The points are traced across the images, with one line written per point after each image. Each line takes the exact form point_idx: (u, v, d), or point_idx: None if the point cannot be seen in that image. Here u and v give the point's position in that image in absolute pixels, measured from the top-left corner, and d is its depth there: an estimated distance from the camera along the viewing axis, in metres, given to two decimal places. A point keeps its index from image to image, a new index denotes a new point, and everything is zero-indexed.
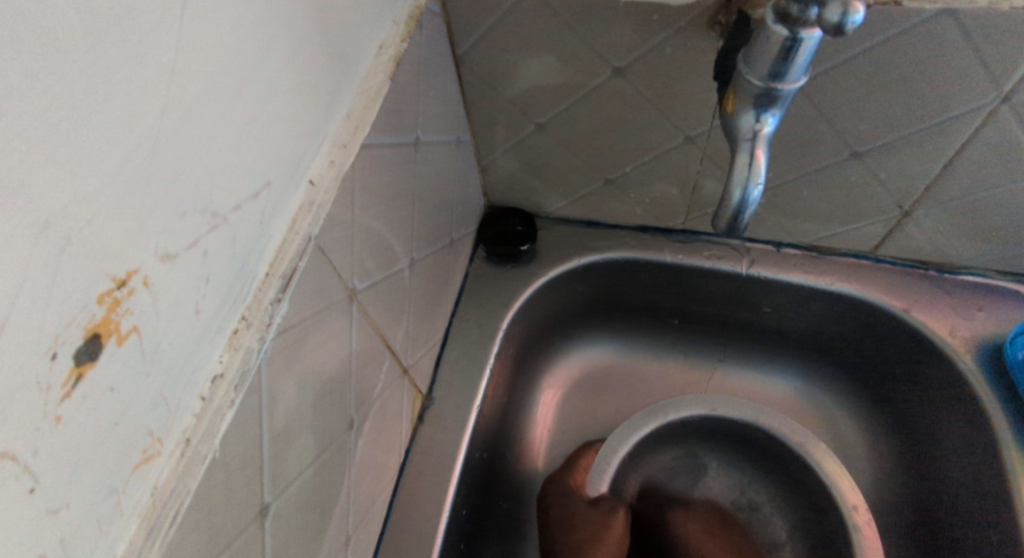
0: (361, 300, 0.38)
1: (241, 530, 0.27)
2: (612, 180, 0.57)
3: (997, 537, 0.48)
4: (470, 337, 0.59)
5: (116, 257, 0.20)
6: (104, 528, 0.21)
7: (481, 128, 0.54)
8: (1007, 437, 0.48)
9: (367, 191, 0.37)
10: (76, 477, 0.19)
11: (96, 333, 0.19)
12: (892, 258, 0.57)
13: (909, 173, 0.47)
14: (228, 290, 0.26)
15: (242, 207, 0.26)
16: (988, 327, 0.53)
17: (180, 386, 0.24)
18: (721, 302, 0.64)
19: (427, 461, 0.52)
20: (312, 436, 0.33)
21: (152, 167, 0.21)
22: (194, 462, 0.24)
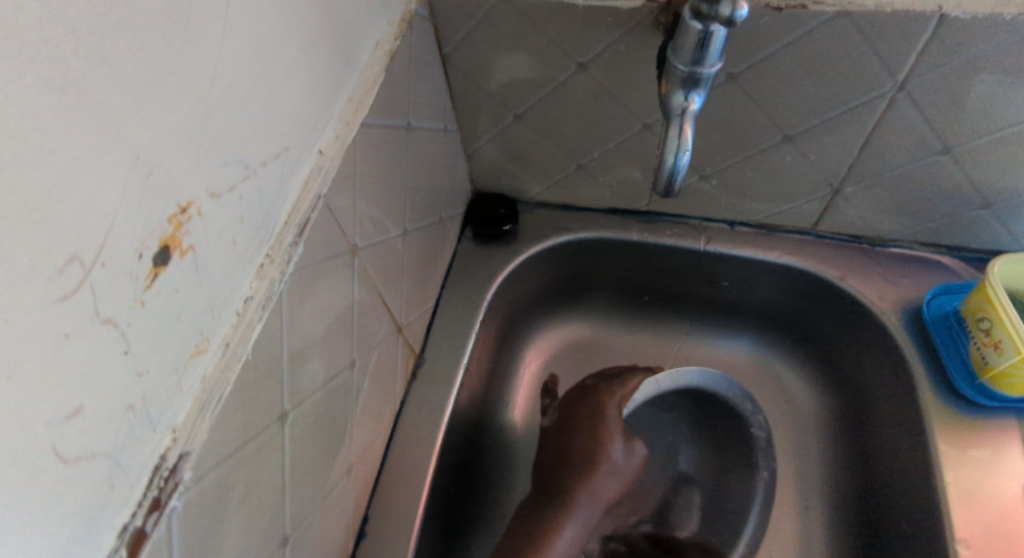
0: (361, 257, 0.45)
1: (267, 426, 0.34)
2: (583, 164, 0.64)
3: (914, 468, 0.55)
4: (457, 307, 0.65)
5: (180, 190, 0.26)
6: (169, 398, 0.27)
7: (465, 118, 0.61)
8: (923, 382, 0.56)
9: (367, 164, 0.44)
10: (153, 351, 0.26)
11: (167, 245, 0.26)
12: (831, 233, 0.64)
13: (833, 153, 0.54)
14: (256, 231, 0.32)
15: (267, 164, 0.32)
16: (911, 291, 0.61)
17: (221, 301, 0.30)
18: (684, 276, 0.71)
19: (419, 412, 0.58)
20: (321, 364, 0.40)
21: (206, 124, 0.27)
22: (232, 360, 0.31)
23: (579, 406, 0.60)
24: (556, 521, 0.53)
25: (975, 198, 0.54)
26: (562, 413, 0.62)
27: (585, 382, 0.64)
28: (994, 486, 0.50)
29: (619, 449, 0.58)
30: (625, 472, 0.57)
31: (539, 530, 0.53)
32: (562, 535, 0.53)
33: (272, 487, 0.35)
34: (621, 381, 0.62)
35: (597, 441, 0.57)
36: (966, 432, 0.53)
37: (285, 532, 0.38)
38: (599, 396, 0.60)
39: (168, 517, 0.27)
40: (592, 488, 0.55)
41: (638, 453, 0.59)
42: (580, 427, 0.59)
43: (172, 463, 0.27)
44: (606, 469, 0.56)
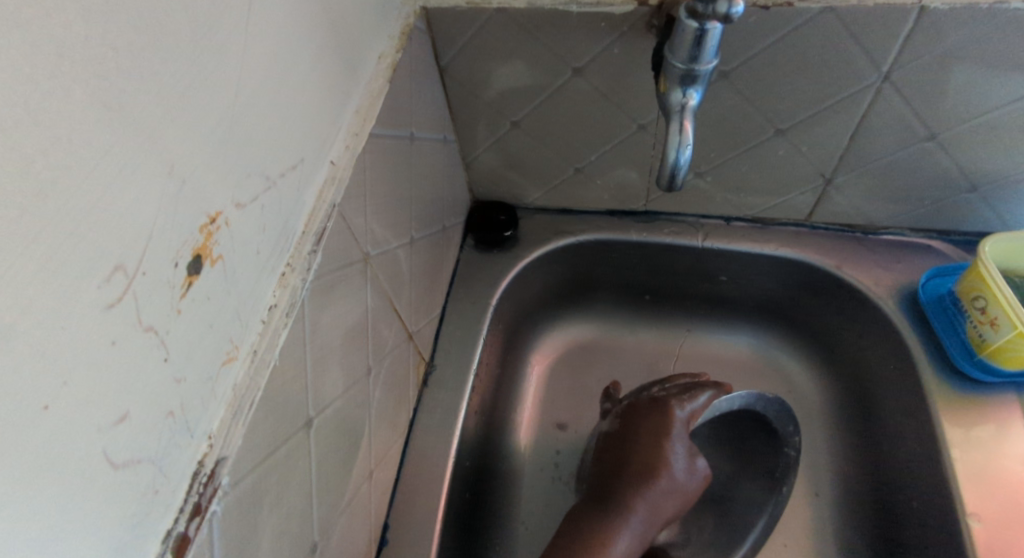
0: (373, 265, 0.46)
1: (294, 432, 0.35)
2: (581, 168, 0.65)
3: (920, 448, 0.56)
4: (464, 313, 0.66)
5: (210, 200, 0.27)
6: (204, 405, 0.28)
7: (464, 128, 0.62)
8: (924, 363, 0.57)
9: (375, 174, 0.45)
10: (189, 358, 0.26)
11: (199, 254, 0.26)
12: (825, 224, 0.66)
13: (823, 144, 0.56)
14: (276, 241, 0.33)
15: (285, 175, 0.33)
16: (905, 276, 0.63)
17: (248, 310, 0.31)
18: (684, 274, 0.72)
19: (432, 419, 0.59)
20: (341, 371, 0.41)
21: (230, 136, 0.28)
22: (261, 366, 0.31)
23: (642, 419, 0.54)
24: (609, 529, 0.48)
25: (962, 182, 0.56)
26: (620, 419, 0.56)
27: (650, 392, 0.56)
28: (998, 460, 0.52)
29: (679, 462, 0.52)
30: (684, 491, 0.52)
31: (590, 528, 0.49)
32: (616, 547, 0.48)
33: (301, 492, 0.36)
34: (690, 395, 0.55)
35: (658, 454, 0.51)
36: (969, 409, 0.54)
37: (314, 538, 0.39)
38: (666, 409, 0.53)
39: (210, 521, 0.27)
40: (651, 502, 0.50)
41: (699, 473, 0.53)
42: (642, 436, 0.53)
43: (211, 468, 0.28)
44: (664, 483, 0.51)
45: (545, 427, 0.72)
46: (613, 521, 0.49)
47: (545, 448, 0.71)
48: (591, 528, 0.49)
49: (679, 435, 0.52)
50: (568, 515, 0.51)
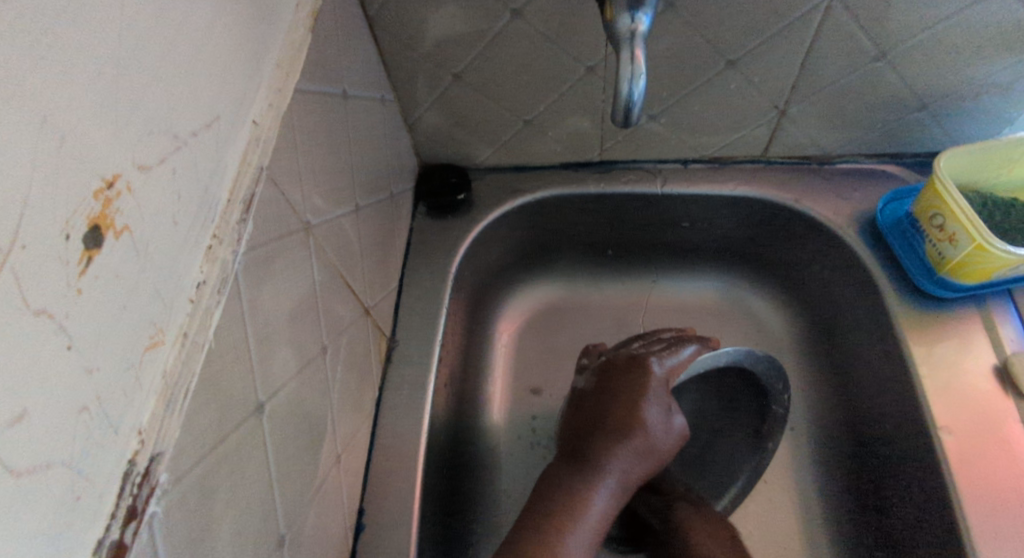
0: (316, 235, 0.42)
1: (244, 420, 0.32)
2: (531, 120, 0.62)
3: (890, 372, 0.56)
4: (422, 283, 0.63)
5: (103, 161, 0.23)
6: (128, 397, 0.24)
7: (402, 86, 0.58)
8: (887, 288, 0.58)
9: (307, 134, 0.41)
10: (100, 344, 0.23)
11: (97, 224, 0.23)
12: (781, 158, 0.65)
13: (774, 72, 0.54)
14: (197, 209, 0.29)
15: (198, 134, 0.29)
16: (862, 203, 0.63)
17: (170, 288, 0.27)
18: (646, 224, 0.71)
19: (399, 395, 0.56)
20: (291, 351, 0.38)
21: (121, 85, 0.24)
22: (194, 349, 0.28)
23: (621, 378, 0.52)
24: (586, 489, 0.47)
25: (912, 101, 0.56)
26: (600, 379, 0.54)
27: (630, 350, 0.55)
28: (965, 375, 0.53)
29: (657, 420, 0.50)
30: (662, 450, 0.50)
31: (564, 492, 0.47)
32: (591, 509, 0.46)
33: (259, 483, 0.33)
34: (671, 352, 0.53)
35: (636, 412, 0.49)
36: (935, 327, 0.55)
37: (280, 530, 0.36)
38: (645, 366, 0.52)
39: (148, 524, 0.24)
40: (628, 462, 0.48)
41: (677, 432, 0.51)
42: (620, 395, 0.51)
43: (144, 467, 0.25)
44: (642, 442, 0.49)
45: (519, 392, 0.70)
46: (589, 481, 0.47)
47: (520, 414, 0.69)
48: (566, 491, 0.47)
49: (658, 393, 0.51)
50: (545, 478, 0.49)
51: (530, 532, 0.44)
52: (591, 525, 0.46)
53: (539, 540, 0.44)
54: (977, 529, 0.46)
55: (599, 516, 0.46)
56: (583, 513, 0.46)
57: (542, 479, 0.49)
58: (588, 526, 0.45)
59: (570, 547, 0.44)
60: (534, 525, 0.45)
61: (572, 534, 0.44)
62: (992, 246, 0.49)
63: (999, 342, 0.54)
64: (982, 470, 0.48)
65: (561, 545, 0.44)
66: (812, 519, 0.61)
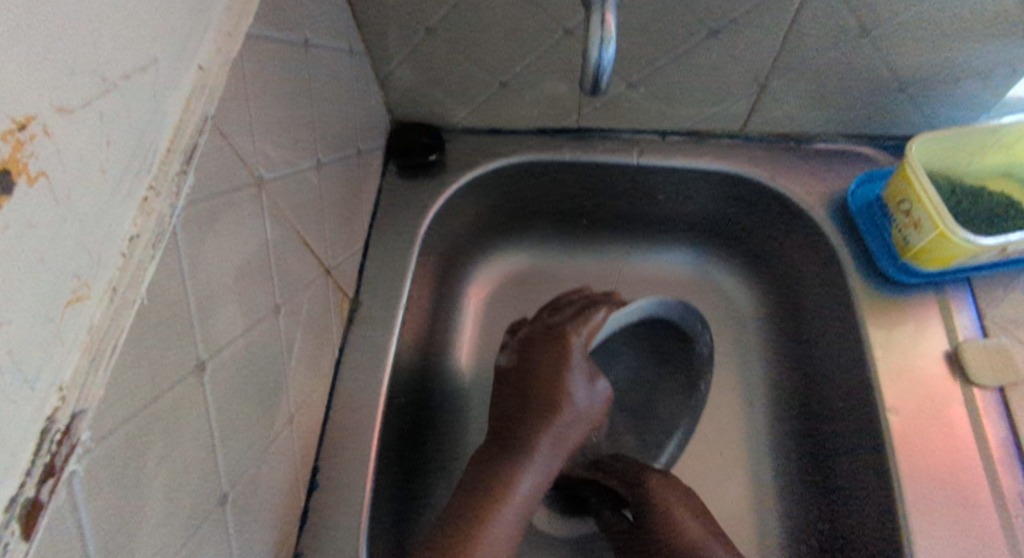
0: (269, 190, 0.41)
1: (180, 379, 0.31)
2: (507, 82, 0.60)
3: (847, 354, 0.57)
4: (388, 245, 0.62)
5: (15, 101, 0.21)
6: (47, 352, 0.23)
7: (373, 37, 0.56)
8: (852, 271, 0.58)
9: (261, 83, 0.39)
10: (12, 298, 0.21)
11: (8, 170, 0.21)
12: (759, 134, 0.65)
13: (756, 45, 0.53)
14: (129, 156, 0.28)
15: (131, 77, 0.27)
16: (835, 184, 0.62)
17: (98, 240, 0.26)
18: (620, 195, 0.70)
19: (359, 357, 0.56)
20: (238, 309, 0.37)
21: (38, 16, 0.22)
22: (124, 305, 0.27)
23: (539, 353, 0.52)
24: (514, 471, 0.48)
25: (892, 82, 0.55)
26: (520, 356, 0.54)
27: (546, 325, 0.55)
28: (918, 361, 0.53)
29: (580, 392, 0.51)
30: (587, 419, 0.51)
31: (493, 474, 0.47)
32: (520, 488, 0.47)
33: (198, 441, 0.33)
34: (583, 322, 0.55)
35: (558, 387, 0.50)
36: (893, 312, 0.56)
37: (224, 489, 0.36)
38: (562, 340, 0.52)
39: (67, 483, 0.24)
40: (554, 436, 0.49)
41: (599, 397, 0.52)
42: (540, 371, 0.51)
43: (65, 424, 0.24)
44: (567, 416, 0.50)
45: (484, 358, 0.71)
46: (517, 462, 0.48)
47: (485, 380, 0.69)
48: (495, 472, 0.48)
49: (579, 364, 0.52)
50: (471, 461, 0.50)
51: (461, 517, 0.45)
52: (520, 503, 0.47)
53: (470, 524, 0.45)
54: (914, 505, 0.48)
55: (527, 494, 0.48)
56: (511, 494, 0.47)
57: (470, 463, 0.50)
58: (517, 505, 0.47)
59: (499, 527, 0.45)
60: (465, 508, 0.46)
61: (501, 515, 0.46)
62: (955, 234, 0.49)
63: (954, 329, 0.54)
64: (923, 451, 0.50)
65: (492, 524, 0.45)
66: (760, 491, 0.63)
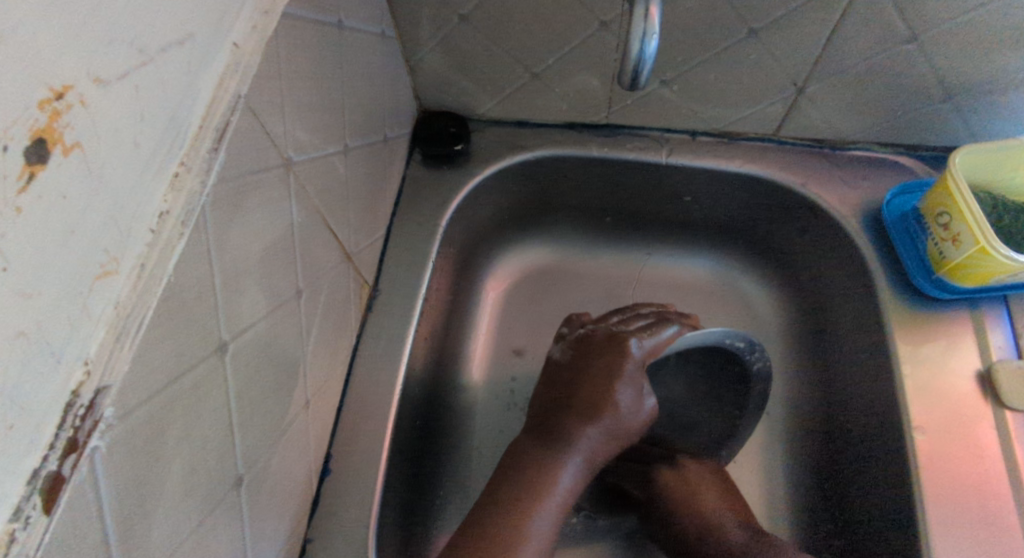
0: (297, 172, 0.40)
1: (202, 359, 0.31)
2: (538, 73, 0.59)
3: (874, 367, 0.56)
4: (410, 233, 0.61)
5: (51, 69, 0.21)
6: (74, 326, 0.23)
7: (405, 22, 0.55)
8: (883, 284, 0.56)
9: (294, 63, 0.38)
10: (40, 270, 0.21)
11: (42, 138, 0.21)
12: (792, 138, 0.63)
13: (798, 46, 0.51)
14: (163, 131, 0.27)
15: (169, 51, 0.27)
16: (870, 193, 0.61)
17: (128, 214, 0.26)
18: (646, 194, 0.68)
19: (377, 344, 0.55)
20: (261, 291, 0.37)
21: None
22: (151, 282, 0.27)
23: (597, 354, 0.51)
24: (553, 468, 0.47)
25: (936, 91, 0.54)
26: (576, 353, 0.53)
27: (610, 327, 0.53)
28: (946, 379, 0.52)
29: (628, 402, 0.49)
30: (630, 430, 0.50)
31: (531, 470, 0.47)
32: (557, 487, 0.46)
33: (217, 422, 0.33)
34: (650, 333, 0.51)
35: (606, 393, 0.49)
36: (924, 328, 0.54)
37: (239, 471, 0.36)
38: (621, 346, 0.50)
39: (89, 458, 0.24)
40: (596, 441, 0.49)
41: (647, 413, 0.50)
42: (593, 373, 0.50)
43: (89, 399, 0.24)
44: (611, 423, 0.49)
45: (499, 352, 0.70)
46: (556, 459, 0.47)
47: (500, 374, 0.69)
48: (529, 481, 0.46)
49: (633, 375, 0.50)
50: (511, 452, 0.49)
51: (495, 507, 0.45)
52: (558, 501, 0.46)
53: (503, 516, 0.44)
54: (934, 531, 0.46)
55: (565, 492, 0.47)
56: (550, 491, 0.46)
57: (509, 456, 0.49)
58: (554, 503, 0.46)
59: (535, 526, 0.44)
60: (500, 497, 0.45)
61: (536, 513, 0.45)
62: (995, 251, 0.48)
63: (988, 348, 0.53)
64: (948, 474, 0.48)
65: (526, 519, 0.44)
66: (775, 501, 0.62)
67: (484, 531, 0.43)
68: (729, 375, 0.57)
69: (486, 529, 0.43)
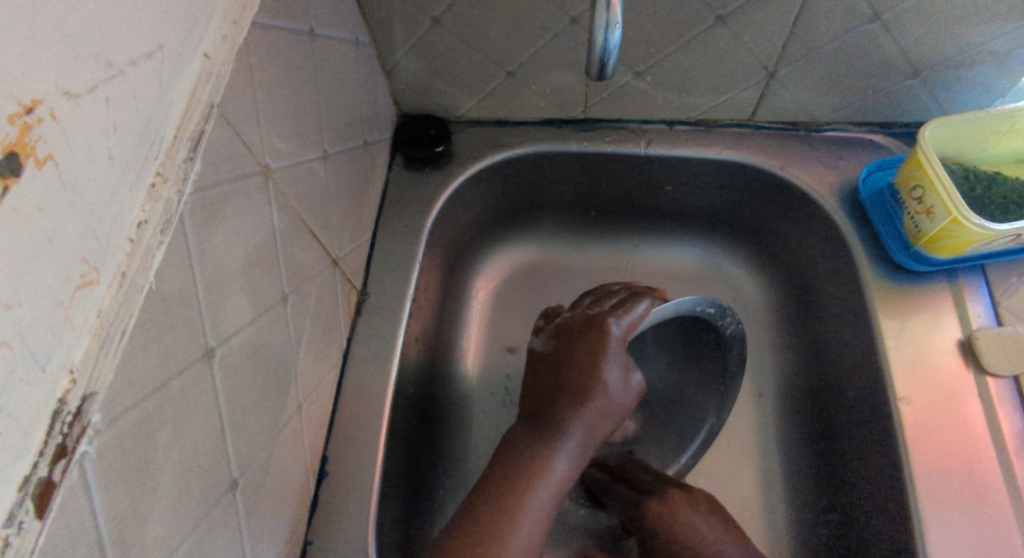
0: (276, 180, 0.41)
1: (189, 365, 0.31)
2: (513, 72, 0.60)
3: (858, 342, 0.57)
4: (396, 236, 0.62)
5: (20, 84, 0.21)
6: (58, 335, 0.24)
7: (379, 27, 0.56)
8: (863, 261, 0.57)
9: (267, 71, 0.39)
10: (20, 281, 0.22)
11: (15, 152, 0.21)
12: (767, 123, 0.64)
13: (765, 31, 0.52)
14: (137, 143, 0.28)
15: (139, 64, 0.27)
16: (846, 172, 0.62)
17: (107, 224, 0.26)
18: (628, 186, 0.69)
19: (368, 347, 0.56)
20: (246, 297, 0.37)
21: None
22: (132, 290, 0.27)
23: (577, 338, 0.52)
24: (548, 456, 0.47)
25: (904, 67, 0.55)
26: (556, 341, 0.53)
27: (586, 311, 0.54)
28: (929, 348, 0.53)
29: (616, 379, 0.50)
30: (622, 409, 0.51)
31: (526, 458, 0.47)
32: (550, 476, 0.47)
33: (207, 428, 0.33)
34: (625, 309, 0.53)
35: (593, 373, 0.49)
36: (905, 301, 0.55)
37: (233, 475, 0.36)
38: (601, 326, 0.51)
39: (79, 464, 0.24)
40: (589, 423, 0.49)
41: (635, 389, 0.51)
42: (577, 355, 0.50)
43: (76, 406, 0.24)
44: (601, 403, 0.49)
45: (491, 350, 0.71)
46: (549, 446, 0.48)
47: (493, 372, 0.69)
48: (525, 469, 0.46)
49: (616, 352, 0.50)
50: (504, 444, 0.50)
51: (490, 498, 0.45)
52: (552, 486, 0.46)
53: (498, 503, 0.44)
54: (922, 500, 0.47)
55: (561, 476, 0.47)
56: (545, 478, 0.46)
57: (501, 449, 0.49)
58: (550, 487, 0.46)
59: (532, 513, 0.45)
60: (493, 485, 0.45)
61: (532, 501, 0.45)
62: (968, 221, 0.48)
63: (968, 317, 0.54)
64: (934, 442, 0.49)
65: (524, 503, 0.45)
66: (770, 480, 0.62)
67: (481, 521, 0.43)
68: (704, 340, 0.61)
69: (483, 520, 0.43)
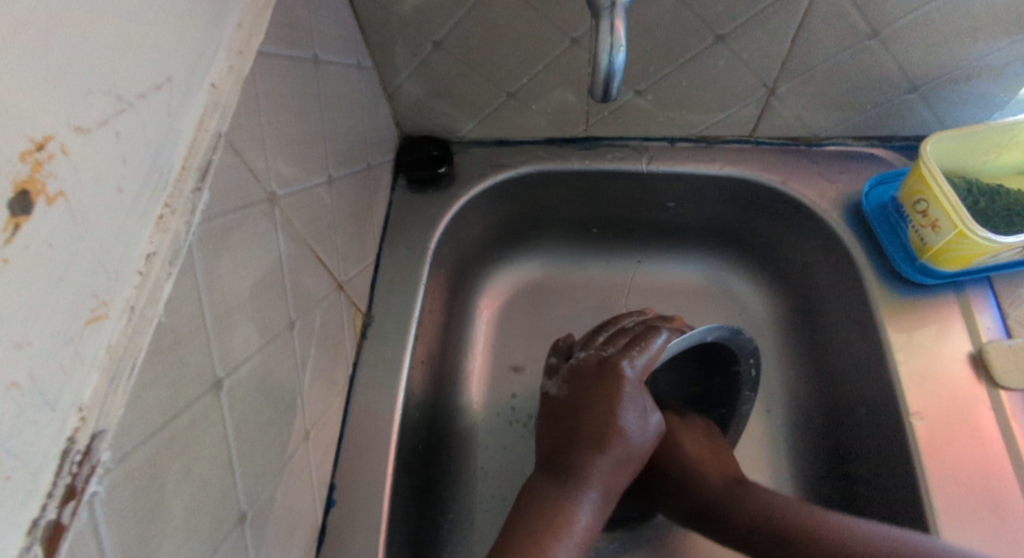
0: (282, 206, 0.41)
1: (198, 398, 0.31)
2: (514, 93, 0.61)
3: (867, 356, 0.56)
4: (400, 258, 0.62)
5: (31, 121, 0.21)
6: (66, 373, 0.23)
7: (380, 52, 0.56)
8: (869, 274, 0.57)
9: (271, 99, 0.39)
10: (29, 320, 0.21)
11: (26, 190, 0.21)
12: (768, 138, 0.64)
13: (765, 47, 0.53)
14: (147, 175, 0.28)
15: (147, 96, 0.27)
16: (849, 186, 0.62)
17: (116, 257, 0.26)
18: (630, 202, 0.69)
19: (374, 371, 0.55)
20: (253, 326, 0.37)
21: (50, 38, 0.22)
22: (142, 324, 0.27)
23: (593, 382, 0.51)
24: (568, 506, 0.47)
25: (902, 82, 0.55)
26: (572, 386, 0.53)
27: (600, 351, 0.54)
28: (941, 361, 0.53)
29: (633, 421, 0.50)
30: (640, 452, 0.50)
31: (549, 507, 0.46)
32: (576, 524, 0.46)
33: (216, 460, 0.33)
34: (641, 348, 0.52)
35: (611, 419, 0.49)
36: (912, 313, 0.55)
37: (241, 507, 0.36)
38: (616, 369, 0.51)
39: (89, 503, 0.24)
40: (608, 471, 0.49)
41: (654, 430, 0.51)
42: (593, 401, 0.50)
43: (85, 445, 0.24)
44: (620, 448, 0.49)
45: (497, 370, 0.70)
46: (572, 495, 0.47)
47: (500, 392, 0.69)
48: (550, 521, 0.45)
49: (634, 395, 0.50)
50: (525, 491, 0.49)
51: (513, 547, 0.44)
52: (579, 537, 0.46)
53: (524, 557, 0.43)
54: (941, 515, 0.46)
55: (585, 527, 0.46)
56: (568, 529, 0.45)
57: (521, 496, 0.49)
58: (575, 538, 0.45)
59: None
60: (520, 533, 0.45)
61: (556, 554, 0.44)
62: (974, 233, 0.49)
63: (977, 330, 0.54)
64: (954, 457, 0.48)
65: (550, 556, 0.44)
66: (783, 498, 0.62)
67: None
68: (721, 370, 0.60)
69: None
